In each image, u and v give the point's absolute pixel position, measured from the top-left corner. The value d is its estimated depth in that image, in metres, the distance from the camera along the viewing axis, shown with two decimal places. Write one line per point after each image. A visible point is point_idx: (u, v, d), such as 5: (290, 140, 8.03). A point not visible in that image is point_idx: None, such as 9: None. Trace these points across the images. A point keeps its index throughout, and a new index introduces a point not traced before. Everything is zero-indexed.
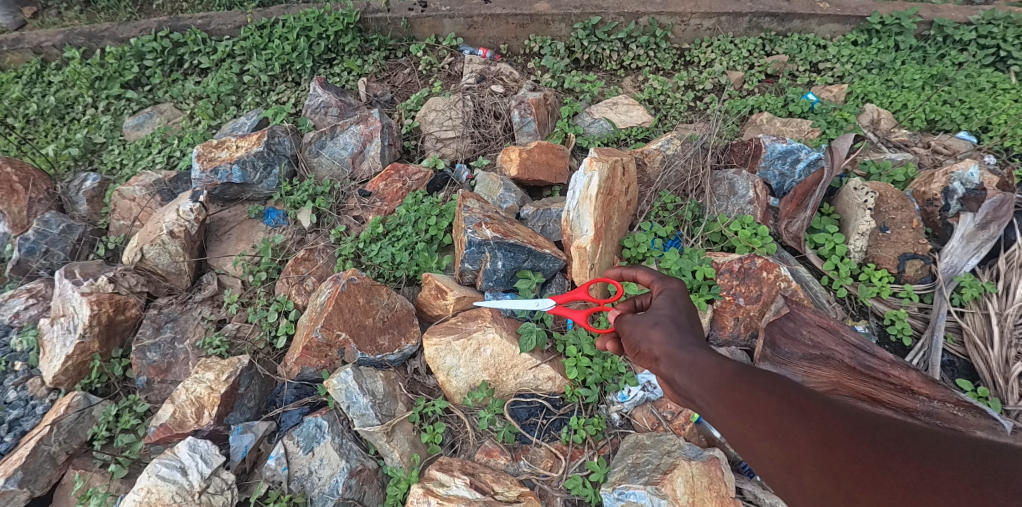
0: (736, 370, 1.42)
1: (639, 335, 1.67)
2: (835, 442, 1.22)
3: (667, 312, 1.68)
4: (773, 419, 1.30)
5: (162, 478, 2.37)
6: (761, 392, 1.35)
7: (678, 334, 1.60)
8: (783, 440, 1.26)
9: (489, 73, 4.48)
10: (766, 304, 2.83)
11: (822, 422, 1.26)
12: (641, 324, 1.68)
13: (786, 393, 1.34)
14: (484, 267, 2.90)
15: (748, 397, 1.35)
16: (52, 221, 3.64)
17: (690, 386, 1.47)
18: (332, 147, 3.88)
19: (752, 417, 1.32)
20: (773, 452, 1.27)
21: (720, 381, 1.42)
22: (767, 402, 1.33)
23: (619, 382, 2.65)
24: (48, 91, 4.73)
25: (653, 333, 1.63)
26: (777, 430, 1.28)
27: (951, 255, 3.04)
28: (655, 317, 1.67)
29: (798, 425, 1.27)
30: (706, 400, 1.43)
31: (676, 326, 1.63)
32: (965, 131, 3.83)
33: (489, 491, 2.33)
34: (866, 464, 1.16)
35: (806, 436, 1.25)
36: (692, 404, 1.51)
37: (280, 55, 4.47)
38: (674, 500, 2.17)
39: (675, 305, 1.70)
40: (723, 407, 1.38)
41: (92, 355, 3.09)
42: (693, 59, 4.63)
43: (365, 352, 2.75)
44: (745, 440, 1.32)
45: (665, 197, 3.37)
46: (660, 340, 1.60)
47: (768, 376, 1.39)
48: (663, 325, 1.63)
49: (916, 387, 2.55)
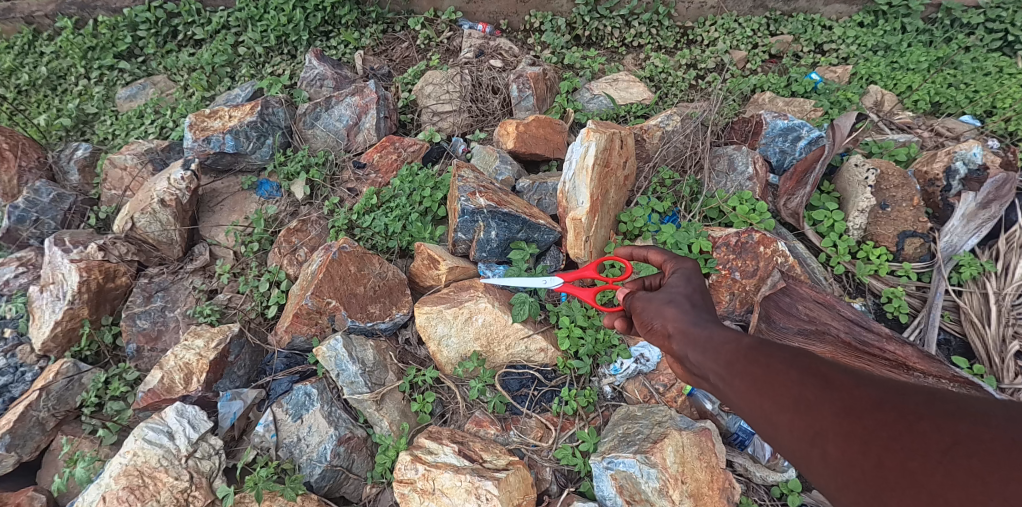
0: (754, 344, 1.26)
1: (651, 312, 1.57)
2: (863, 409, 1.03)
3: (681, 290, 1.58)
4: (792, 388, 1.12)
5: (149, 442, 2.35)
6: (779, 364, 1.18)
7: (693, 312, 1.48)
8: (804, 412, 1.08)
9: (488, 48, 4.41)
10: (762, 279, 2.80)
11: (851, 390, 1.07)
12: (655, 302, 1.58)
13: (809, 364, 1.16)
14: (478, 237, 2.86)
15: (766, 369, 1.19)
16: (43, 189, 3.59)
17: (704, 362, 1.34)
18: (327, 119, 3.81)
19: (769, 389, 1.15)
20: (794, 426, 1.09)
21: (734, 355, 1.27)
22: (788, 374, 1.15)
23: (612, 354, 2.62)
24: (39, 62, 4.64)
25: (667, 310, 1.52)
26: (797, 401, 1.10)
27: (951, 234, 2.98)
28: (669, 295, 1.57)
29: (820, 394, 1.09)
30: (722, 377, 1.28)
31: (691, 303, 1.52)
32: (969, 115, 3.73)
33: (477, 459, 2.30)
34: (901, 434, 0.99)
35: (829, 404, 1.06)
36: (707, 383, 1.37)
37: (276, 26, 4.39)
38: (663, 469, 2.14)
39: (690, 283, 1.60)
40: (739, 382, 1.21)
41: (81, 322, 3.06)
42: (695, 37, 4.54)
43: (354, 320, 2.73)
44: (763, 414, 1.15)
45: (663, 172, 3.32)
46: (674, 317, 1.49)
47: (787, 346, 1.21)
48: (677, 303, 1.53)
49: (911, 363, 2.52)
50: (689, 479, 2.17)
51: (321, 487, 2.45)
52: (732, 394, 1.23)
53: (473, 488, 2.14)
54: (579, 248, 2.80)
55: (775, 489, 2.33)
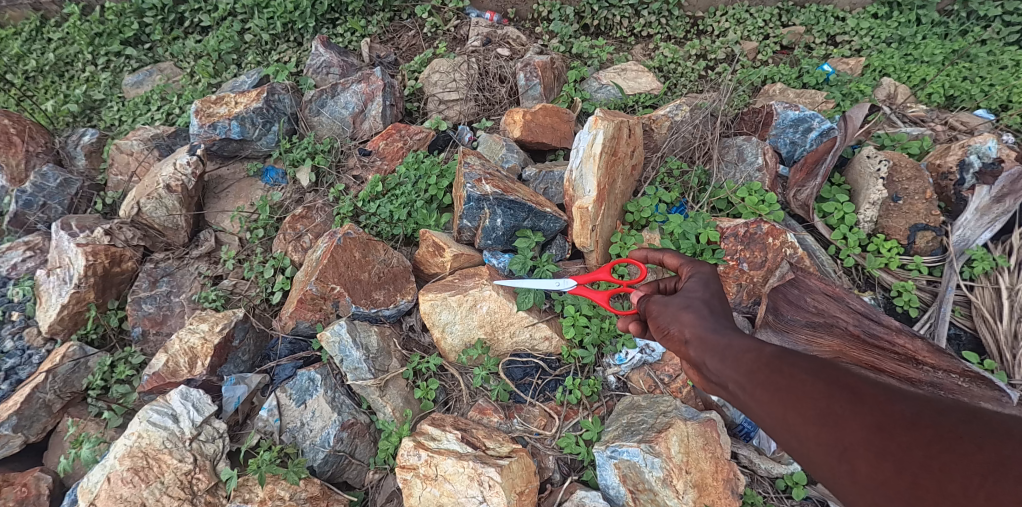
0: (776, 353, 1.23)
1: (667, 317, 1.52)
2: (896, 426, 1.02)
3: (699, 295, 1.54)
4: (818, 401, 1.10)
5: (153, 424, 2.36)
6: (805, 375, 1.16)
7: (711, 318, 1.44)
8: (831, 426, 1.06)
9: (496, 36, 4.35)
10: (771, 270, 2.76)
11: (884, 405, 1.05)
12: (671, 306, 1.53)
13: (836, 376, 1.13)
14: (483, 224, 2.84)
15: (790, 380, 1.16)
16: (50, 174, 3.61)
17: (722, 371, 1.30)
18: (333, 106, 3.78)
19: (792, 400, 1.13)
20: (820, 439, 1.06)
21: (756, 364, 1.24)
22: (814, 386, 1.13)
23: (617, 344, 2.59)
24: (48, 48, 4.65)
25: (683, 315, 1.49)
26: (823, 414, 1.08)
27: (964, 228, 2.94)
28: (687, 299, 1.53)
29: (850, 407, 1.06)
30: (741, 386, 1.25)
31: (709, 309, 1.48)
32: (984, 108, 3.65)
33: (481, 446, 2.30)
34: (940, 454, 0.97)
35: (859, 419, 1.04)
36: (724, 392, 1.34)
37: (282, 13, 4.36)
38: (667, 458, 2.13)
39: (708, 288, 1.56)
40: (761, 392, 1.19)
41: (88, 305, 3.08)
42: (705, 28, 4.46)
43: (359, 306, 2.73)
44: (786, 427, 1.12)
45: (671, 162, 3.29)
46: (690, 322, 1.45)
47: (813, 357, 1.19)
48: (694, 308, 1.49)
49: (921, 357, 2.46)
50: (693, 469, 2.15)
51: (324, 472, 2.46)
52: (753, 404, 1.21)
53: (476, 474, 2.13)
54: (585, 237, 2.77)
55: (780, 482, 2.32)
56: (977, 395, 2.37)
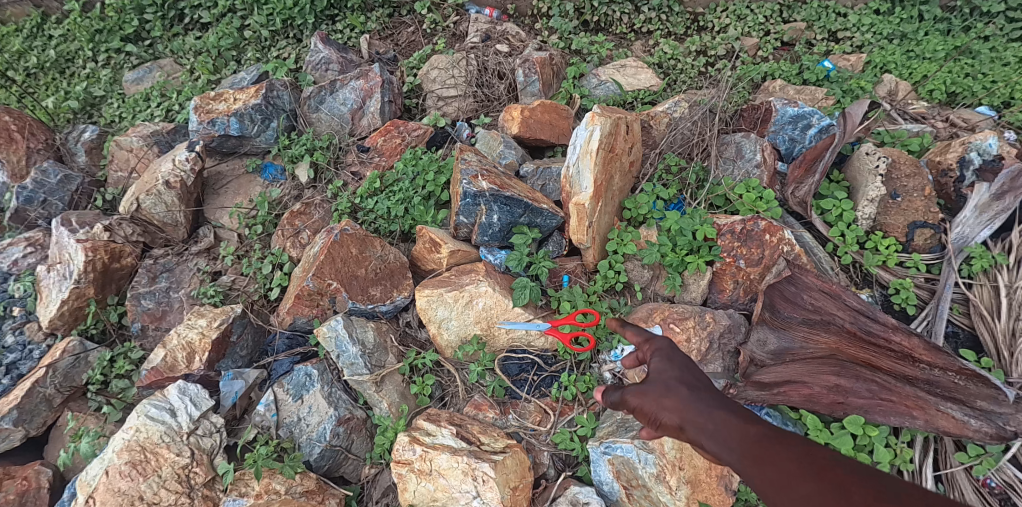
0: (763, 442, 1.32)
1: (646, 397, 1.50)
2: None
3: (672, 374, 1.54)
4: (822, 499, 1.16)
5: (151, 418, 2.38)
6: (800, 470, 1.23)
7: (693, 397, 1.46)
8: None
9: (495, 32, 4.33)
10: (767, 268, 2.75)
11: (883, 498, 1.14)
12: (648, 386, 1.52)
13: (828, 471, 1.21)
14: (479, 221, 2.84)
15: (789, 477, 1.23)
16: (50, 170, 3.63)
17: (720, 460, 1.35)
18: (332, 103, 3.78)
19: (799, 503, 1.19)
20: None
21: (748, 447, 1.33)
22: (815, 483, 1.19)
23: (613, 340, 2.60)
24: (49, 45, 4.67)
25: (665, 398, 1.48)
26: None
27: (963, 225, 2.89)
28: (661, 380, 1.52)
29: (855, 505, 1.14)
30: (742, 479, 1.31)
31: (687, 387, 1.49)
32: (986, 105, 3.62)
33: (475, 442, 2.31)
34: None
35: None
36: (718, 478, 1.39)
37: (281, 10, 4.36)
38: (661, 454, 2.15)
39: (674, 364, 1.57)
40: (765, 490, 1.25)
41: (88, 301, 3.09)
42: (706, 24, 4.43)
43: (356, 302, 2.74)
44: None
45: (669, 159, 3.29)
46: (675, 408, 1.45)
47: (798, 446, 1.29)
48: (673, 389, 1.49)
49: (917, 355, 2.39)
50: (687, 465, 2.17)
51: (320, 466, 2.47)
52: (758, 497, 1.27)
53: (470, 469, 2.14)
54: (583, 234, 2.77)
55: None
56: (973, 394, 2.31)
